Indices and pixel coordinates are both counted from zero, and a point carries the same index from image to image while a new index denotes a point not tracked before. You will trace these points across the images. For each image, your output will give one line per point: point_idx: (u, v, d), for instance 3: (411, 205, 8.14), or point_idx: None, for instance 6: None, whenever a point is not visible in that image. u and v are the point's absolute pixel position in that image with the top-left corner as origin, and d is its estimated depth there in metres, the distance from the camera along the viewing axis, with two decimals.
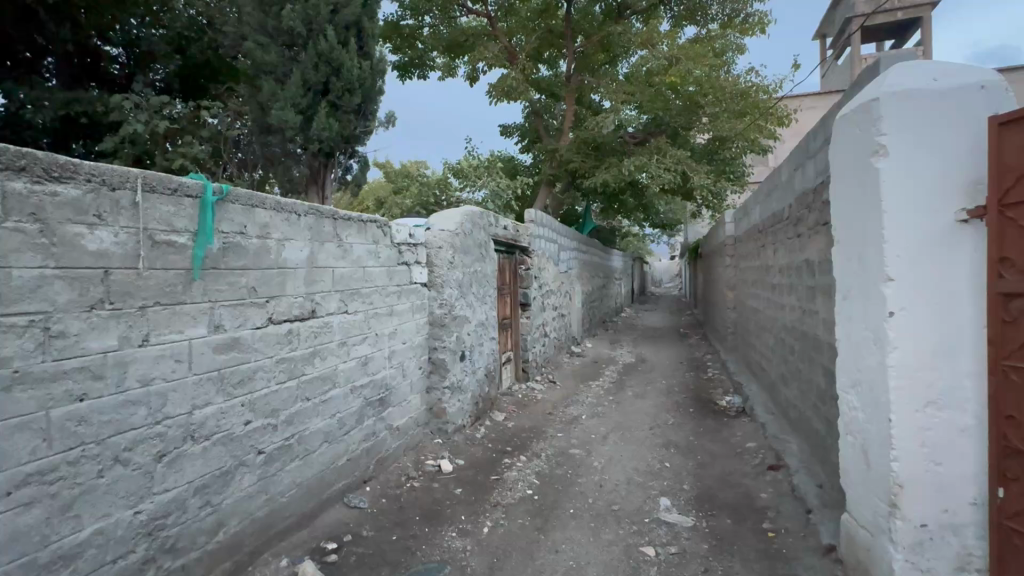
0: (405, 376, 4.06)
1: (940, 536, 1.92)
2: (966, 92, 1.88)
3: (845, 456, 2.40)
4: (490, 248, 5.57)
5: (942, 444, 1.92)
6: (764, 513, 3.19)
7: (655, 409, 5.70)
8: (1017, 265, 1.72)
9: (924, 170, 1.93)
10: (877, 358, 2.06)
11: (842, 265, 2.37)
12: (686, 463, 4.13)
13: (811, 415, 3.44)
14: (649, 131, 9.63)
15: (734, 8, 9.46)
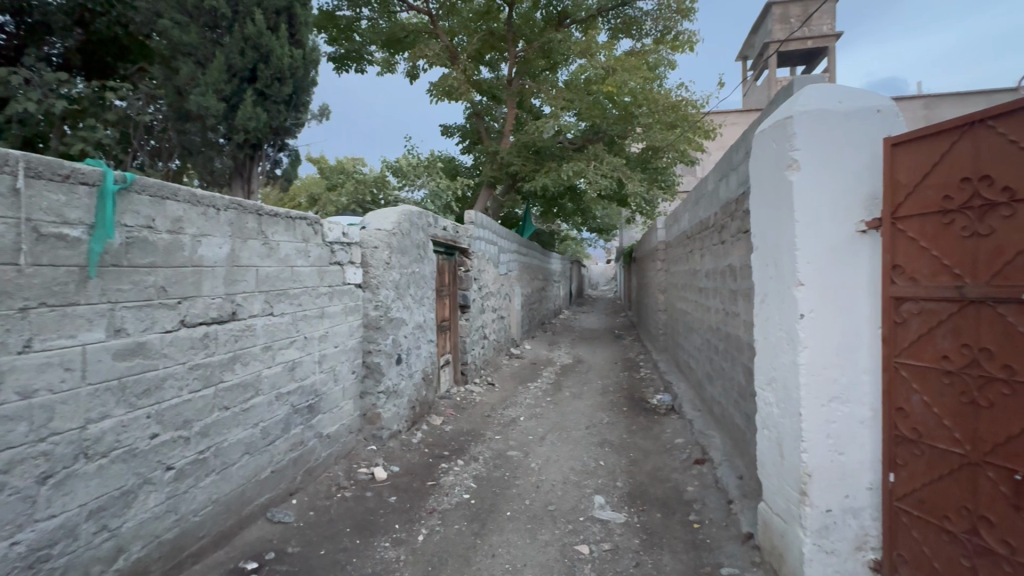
0: (337, 381, 3.88)
1: (842, 519, 2.10)
2: (865, 115, 2.07)
3: (762, 449, 2.56)
4: (429, 249, 5.46)
5: (844, 434, 2.10)
6: (690, 506, 3.36)
7: (591, 409, 5.85)
8: (906, 272, 1.92)
9: (830, 185, 2.10)
10: (790, 357, 2.23)
11: (760, 270, 2.54)
12: (620, 460, 4.26)
13: (733, 411, 3.66)
14: (587, 138, 9.90)
15: (666, 25, 9.91)
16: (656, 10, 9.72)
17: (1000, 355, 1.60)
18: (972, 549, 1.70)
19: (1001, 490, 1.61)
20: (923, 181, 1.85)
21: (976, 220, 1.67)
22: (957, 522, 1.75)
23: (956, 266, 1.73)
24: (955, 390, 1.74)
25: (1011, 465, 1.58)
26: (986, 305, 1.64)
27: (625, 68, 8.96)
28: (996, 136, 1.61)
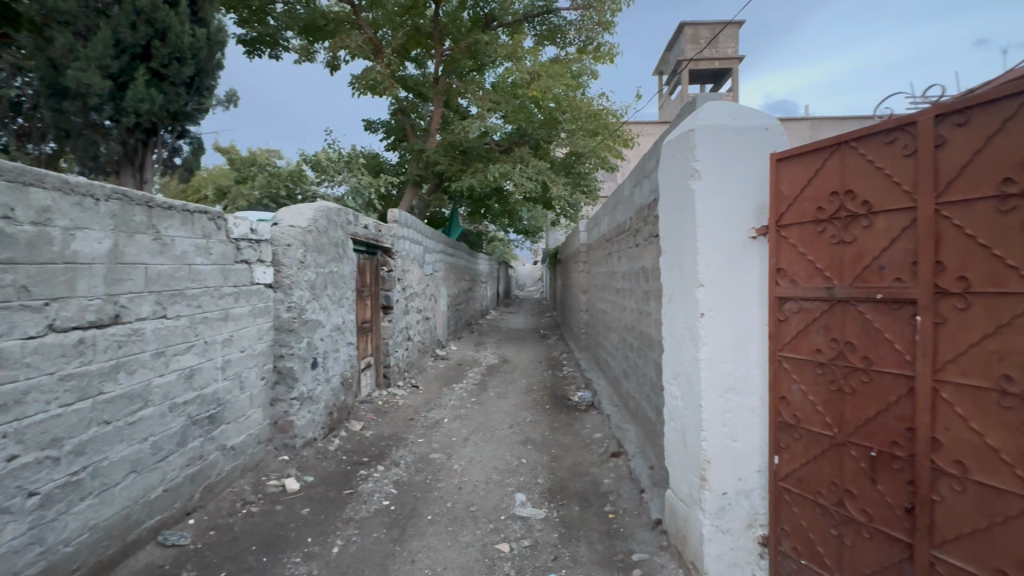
0: (243, 388, 3.60)
1: (736, 500, 2.30)
2: (755, 132, 2.28)
3: (668, 440, 2.74)
4: (348, 248, 5.25)
5: (737, 422, 2.30)
6: (606, 498, 3.51)
7: (515, 408, 5.92)
8: (788, 274, 2.14)
9: (726, 194, 2.29)
10: (692, 353, 2.40)
11: (667, 272, 2.72)
12: (541, 457, 4.35)
13: (645, 405, 3.87)
14: (514, 141, 9.98)
15: (588, 36, 10.24)
16: (579, 20, 10.03)
17: (860, 348, 1.84)
18: (839, 519, 1.93)
19: (861, 465, 1.84)
20: (802, 194, 2.07)
21: (842, 229, 1.90)
22: (827, 496, 1.97)
23: (827, 269, 1.96)
24: (826, 379, 1.97)
25: (868, 443, 1.82)
26: (850, 304, 1.87)
27: (548, 75, 9.01)
28: (858, 157, 1.85)
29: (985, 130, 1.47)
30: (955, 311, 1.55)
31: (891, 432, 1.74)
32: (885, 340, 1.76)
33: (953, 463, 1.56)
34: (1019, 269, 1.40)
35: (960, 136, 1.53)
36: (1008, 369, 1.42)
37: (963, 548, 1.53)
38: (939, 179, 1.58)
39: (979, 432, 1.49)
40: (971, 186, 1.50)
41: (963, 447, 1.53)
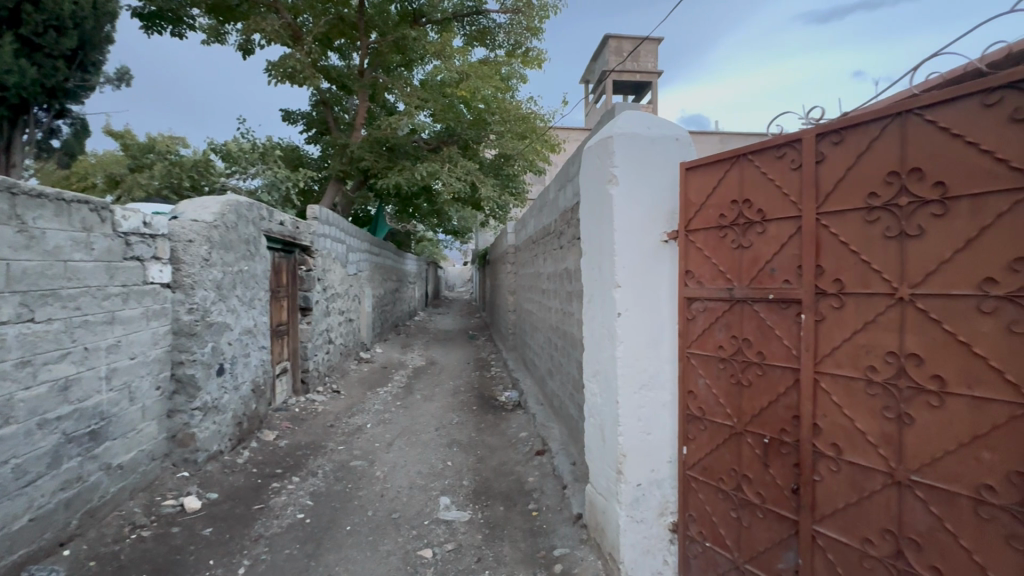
0: (134, 400, 3.24)
1: (649, 490, 2.42)
2: (667, 141, 2.42)
3: (588, 436, 2.82)
4: (261, 245, 4.90)
5: (650, 416, 2.42)
6: (530, 496, 3.55)
7: (442, 410, 5.85)
8: (695, 276, 2.29)
9: (640, 199, 2.41)
10: (610, 351, 2.49)
11: (587, 273, 2.80)
12: (467, 459, 4.32)
13: (568, 403, 3.96)
14: (443, 140, 9.87)
15: (517, 40, 10.36)
16: (508, 24, 10.10)
17: (755, 344, 2.01)
18: (738, 503, 2.09)
19: (756, 452, 2.01)
20: (707, 201, 2.23)
21: (741, 235, 2.06)
22: (727, 482, 2.14)
23: (728, 272, 2.12)
24: (727, 374, 2.13)
25: (762, 431, 1.99)
26: (747, 304, 2.04)
27: (477, 75, 8.94)
28: (754, 169, 2.01)
29: (855, 149, 1.66)
30: (832, 310, 1.73)
31: (781, 420, 1.91)
32: (776, 336, 1.93)
33: (830, 446, 1.74)
34: (882, 272, 1.59)
35: (836, 153, 1.72)
36: (872, 361, 1.62)
37: (838, 521, 1.72)
38: (819, 191, 1.77)
39: (851, 418, 1.68)
40: (844, 198, 1.69)
41: (838, 431, 1.72)
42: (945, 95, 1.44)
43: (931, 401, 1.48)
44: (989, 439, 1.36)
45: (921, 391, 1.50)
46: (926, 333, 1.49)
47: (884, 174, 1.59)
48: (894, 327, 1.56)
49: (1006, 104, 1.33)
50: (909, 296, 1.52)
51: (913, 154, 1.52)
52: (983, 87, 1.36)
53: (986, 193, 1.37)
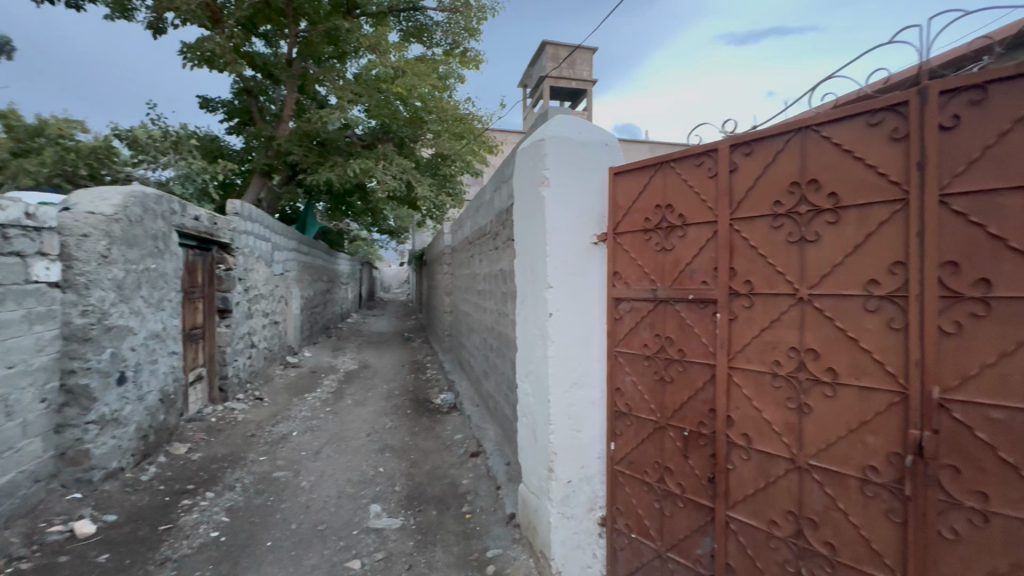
0: (11, 415, 2.84)
1: (579, 486, 2.47)
2: (597, 147, 2.49)
3: (521, 435, 2.84)
4: (172, 241, 4.50)
5: (580, 414, 2.48)
6: (463, 498, 3.52)
7: (374, 415, 5.66)
8: (622, 277, 2.37)
9: (572, 201, 2.46)
10: (542, 351, 2.52)
11: (520, 274, 2.82)
12: (400, 464, 4.21)
13: (503, 403, 3.97)
14: (377, 137, 9.61)
15: (454, 39, 10.27)
16: (446, 23, 9.99)
17: (676, 342, 2.11)
18: (661, 494, 2.18)
19: (677, 445, 2.12)
20: (633, 205, 2.32)
21: (664, 238, 2.16)
22: (652, 474, 2.23)
23: (652, 273, 2.22)
24: (651, 371, 2.23)
25: (682, 424, 2.09)
26: (669, 304, 2.14)
27: (414, 72, 8.80)
28: (676, 176, 2.12)
29: (763, 159, 1.80)
30: (743, 309, 1.86)
31: (699, 413, 2.03)
32: (695, 334, 2.04)
33: (741, 436, 1.87)
34: (786, 274, 1.73)
35: (747, 163, 1.85)
36: (777, 356, 1.76)
37: (748, 506, 1.85)
38: (732, 199, 1.89)
39: (759, 409, 1.81)
40: (754, 205, 1.82)
41: (748, 422, 1.85)
42: (838, 114, 1.59)
43: (826, 391, 1.63)
44: (872, 425, 1.52)
45: (818, 383, 1.64)
46: (822, 329, 1.64)
47: (787, 184, 1.73)
48: (795, 325, 1.70)
49: (887, 125, 1.49)
50: (807, 296, 1.67)
51: (812, 167, 1.66)
52: (869, 107, 1.52)
53: (870, 203, 1.52)
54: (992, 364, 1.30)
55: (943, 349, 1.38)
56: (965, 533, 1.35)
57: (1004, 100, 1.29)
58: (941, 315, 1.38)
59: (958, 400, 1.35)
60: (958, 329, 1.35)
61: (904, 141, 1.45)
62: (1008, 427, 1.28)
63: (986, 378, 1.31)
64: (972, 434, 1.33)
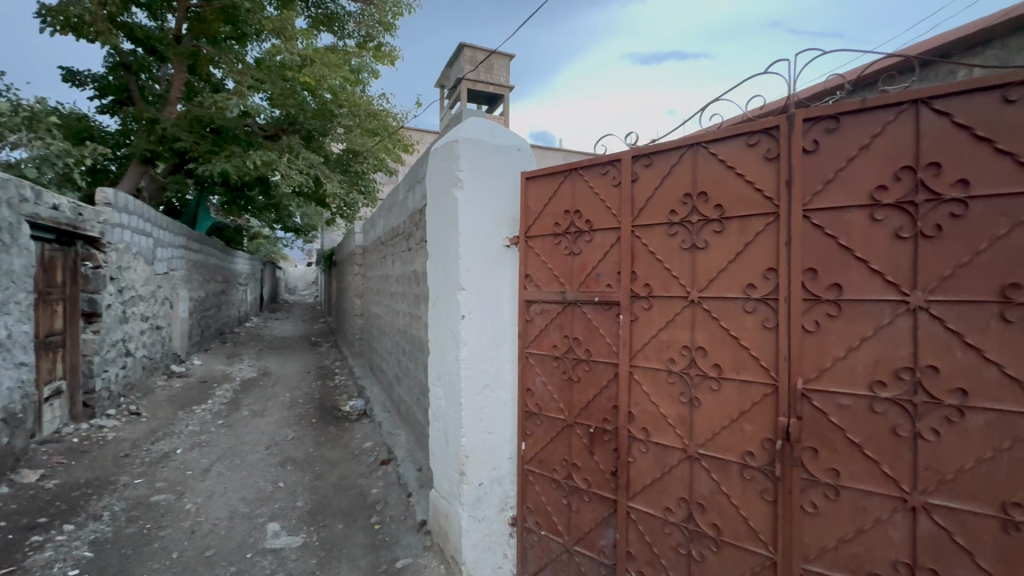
0: None
1: (490, 488, 2.47)
2: (510, 151, 2.52)
3: (433, 440, 2.78)
4: (23, 233, 3.85)
5: (492, 416, 2.48)
6: (372, 509, 3.38)
7: (275, 426, 5.26)
8: (533, 280, 2.43)
9: (485, 204, 2.46)
10: (454, 353, 2.48)
11: (433, 276, 2.76)
12: (303, 477, 3.95)
13: (415, 408, 3.87)
14: (281, 128, 8.92)
15: (368, 32, 9.89)
16: (359, 14, 9.59)
17: (583, 342, 2.20)
18: (569, 490, 2.26)
19: (583, 441, 2.20)
20: (544, 210, 2.39)
21: (572, 242, 2.24)
22: (560, 471, 2.30)
23: (562, 276, 2.29)
24: (560, 371, 2.30)
25: (588, 422, 2.18)
26: (577, 305, 2.22)
27: (324, 63, 8.26)
28: (584, 183, 2.21)
29: (661, 171, 1.93)
30: (642, 310, 1.98)
31: (604, 410, 2.12)
32: (600, 335, 2.14)
33: (640, 430, 1.99)
34: (679, 278, 1.87)
35: (647, 174, 1.98)
36: (672, 354, 1.89)
37: (646, 496, 1.97)
38: (634, 207, 2.01)
39: (656, 405, 1.94)
40: (653, 213, 1.95)
41: (647, 417, 1.97)
42: (723, 133, 1.76)
43: (713, 386, 1.78)
44: (750, 414, 1.69)
45: (706, 378, 1.80)
46: (710, 329, 1.79)
47: (681, 195, 1.87)
48: (687, 325, 1.85)
49: (763, 146, 1.67)
50: (698, 299, 1.82)
51: (701, 180, 1.82)
52: (748, 129, 1.69)
53: (749, 215, 1.70)
54: (842, 358, 1.51)
55: (805, 345, 1.57)
56: (822, 505, 1.54)
57: (851, 131, 1.50)
58: (804, 315, 1.58)
59: (816, 389, 1.55)
60: (816, 327, 1.55)
61: (776, 161, 1.64)
62: (854, 411, 1.49)
63: (837, 370, 1.52)
64: (827, 419, 1.54)
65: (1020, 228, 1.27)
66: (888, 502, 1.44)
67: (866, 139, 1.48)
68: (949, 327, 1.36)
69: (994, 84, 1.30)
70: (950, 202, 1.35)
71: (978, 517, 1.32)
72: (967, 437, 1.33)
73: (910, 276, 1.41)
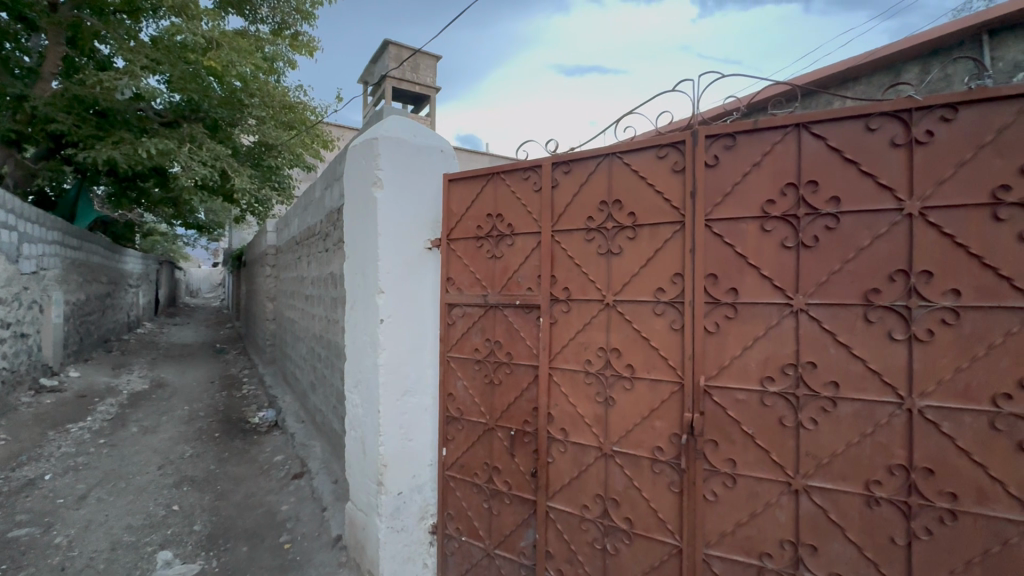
0: None
1: (410, 497, 2.40)
2: (432, 152, 2.47)
3: (349, 450, 2.65)
4: None
5: (413, 422, 2.40)
6: (282, 527, 3.16)
7: (169, 443, 4.75)
8: (456, 283, 2.41)
9: (405, 204, 2.39)
10: (372, 359, 2.38)
11: (350, 279, 2.64)
12: (202, 498, 3.60)
13: (331, 417, 3.68)
14: (182, 115, 8.10)
15: (283, 19, 9.31)
16: None
17: (504, 345, 2.21)
18: (490, 493, 2.25)
19: (504, 444, 2.21)
20: (467, 213, 2.38)
21: (494, 245, 2.25)
22: (481, 475, 2.29)
23: (484, 279, 2.29)
24: (481, 374, 2.30)
25: (509, 424, 2.19)
26: (498, 309, 2.23)
27: (232, 49, 7.44)
28: (506, 187, 2.24)
29: (579, 179, 2.00)
30: (562, 313, 2.03)
31: (524, 412, 2.15)
32: (521, 338, 2.16)
33: (559, 430, 2.03)
34: (595, 282, 1.94)
35: (566, 181, 2.04)
36: (589, 355, 1.96)
37: (564, 494, 2.02)
38: (554, 212, 2.06)
39: (574, 405, 2.00)
40: (572, 219, 2.01)
41: (565, 417, 2.02)
42: (635, 145, 1.85)
43: (626, 385, 1.86)
44: (659, 412, 1.79)
45: (620, 378, 1.87)
46: (623, 331, 1.87)
47: (597, 203, 1.95)
48: (603, 327, 1.92)
49: (670, 158, 1.78)
50: (613, 302, 1.90)
51: (616, 190, 1.90)
52: (658, 142, 1.80)
53: (658, 223, 1.80)
54: (738, 356, 1.64)
55: (707, 344, 1.69)
56: (721, 493, 1.67)
57: (745, 149, 1.65)
58: (706, 317, 1.70)
59: (717, 385, 1.67)
60: (716, 329, 1.68)
61: (682, 173, 1.75)
62: (748, 405, 1.63)
63: (733, 367, 1.65)
64: (725, 413, 1.66)
65: (880, 240, 1.46)
66: (776, 486, 1.58)
67: (758, 157, 1.63)
68: (824, 327, 1.53)
69: (859, 114, 1.48)
70: (825, 216, 1.52)
71: (848, 495, 1.49)
72: (839, 424, 1.50)
73: (794, 282, 1.56)
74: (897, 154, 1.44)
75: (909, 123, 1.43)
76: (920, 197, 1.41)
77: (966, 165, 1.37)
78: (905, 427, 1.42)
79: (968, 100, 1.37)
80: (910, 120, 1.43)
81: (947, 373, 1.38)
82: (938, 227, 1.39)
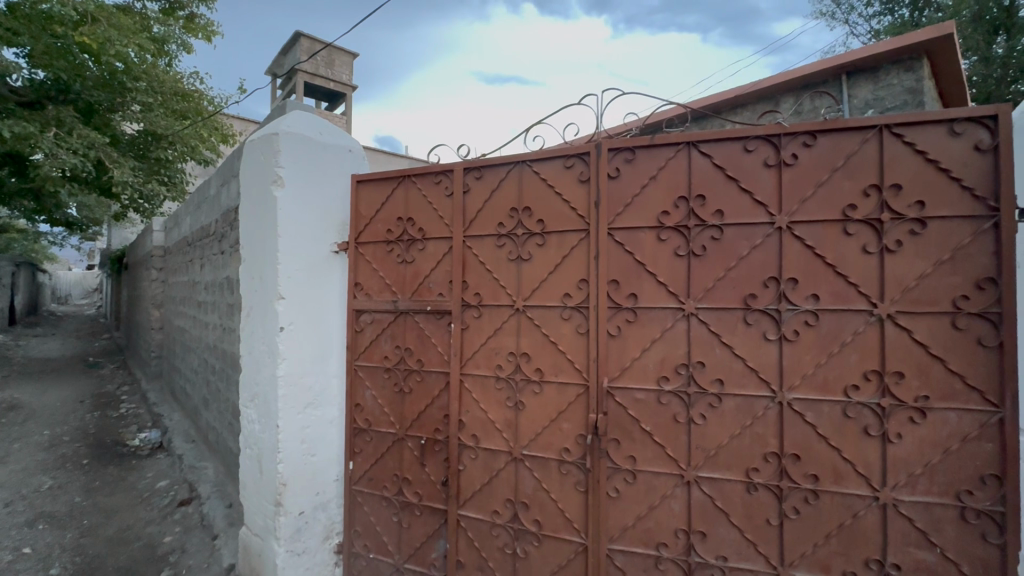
0: None
1: (312, 516, 2.25)
2: (340, 151, 2.35)
3: (244, 469, 2.44)
4: None
5: (317, 436, 2.26)
6: (163, 561, 2.82)
7: (22, 475, 4.07)
8: (364, 288, 2.32)
9: (309, 205, 2.25)
10: (271, 370, 2.21)
11: (246, 284, 2.44)
12: (64, 536, 3.12)
13: (226, 435, 3.36)
14: (46, 95, 6.93)
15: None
16: None
17: (415, 352, 2.16)
18: (399, 506, 2.18)
19: (415, 453, 2.16)
20: (376, 216, 2.31)
21: (405, 249, 2.20)
22: (390, 487, 2.21)
23: (393, 285, 2.23)
24: (390, 382, 2.23)
25: (420, 433, 2.14)
26: (409, 315, 2.18)
27: (111, 24, 6.65)
28: (417, 191, 2.20)
29: (490, 185, 2.01)
30: (473, 319, 2.03)
31: (434, 421, 2.11)
32: (432, 344, 2.12)
33: (470, 437, 2.02)
34: (506, 288, 1.96)
35: (478, 186, 2.04)
36: (500, 360, 1.97)
37: (475, 502, 2.01)
38: (466, 217, 2.05)
39: (485, 411, 1.99)
40: (483, 225, 2.02)
41: (476, 423, 2.01)
42: (543, 154, 1.90)
43: (535, 389, 1.90)
44: (566, 414, 1.84)
45: (529, 382, 1.90)
46: (534, 336, 1.90)
47: (508, 209, 1.97)
48: (514, 332, 1.94)
49: (577, 169, 1.85)
50: (522, 307, 1.92)
51: (526, 197, 1.94)
52: (565, 153, 1.86)
53: (565, 231, 1.86)
54: (637, 358, 1.73)
55: (610, 347, 1.77)
56: (623, 489, 1.75)
57: (643, 163, 1.75)
58: (609, 321, 1.77)
59: (619, 386, 1.76)
60: (618, 332, 1.76)
61: (587, 184, 1.83)
62: (646, 404, 1.73)
63: (633, 368, 1.74)
64: (626, 413, 1.75)
65: (756, 250, 1.62)
66: (671, 479, 1.69)
67: (653, 171, 1.74)
68: (711, 329, 1.66)
69: (738, 136, 1.64)
70: (711, 227, 1.66)
71: (731, 483, 1.63)
72: (724, 419, 1.64)
73: (685, 287, 1.69)
74: (769, 173, 1.61)
75: (779, 146, 1.61)
76: (788, 213, 1.59)
77: (822, 186, 1.56)
78: (777, 419, 1.59)
79: (824, 130, 1.56)
80: (780, 143, 1.61)
81: (809, 368, 1.56)
82: (802, 239, 1.58)
